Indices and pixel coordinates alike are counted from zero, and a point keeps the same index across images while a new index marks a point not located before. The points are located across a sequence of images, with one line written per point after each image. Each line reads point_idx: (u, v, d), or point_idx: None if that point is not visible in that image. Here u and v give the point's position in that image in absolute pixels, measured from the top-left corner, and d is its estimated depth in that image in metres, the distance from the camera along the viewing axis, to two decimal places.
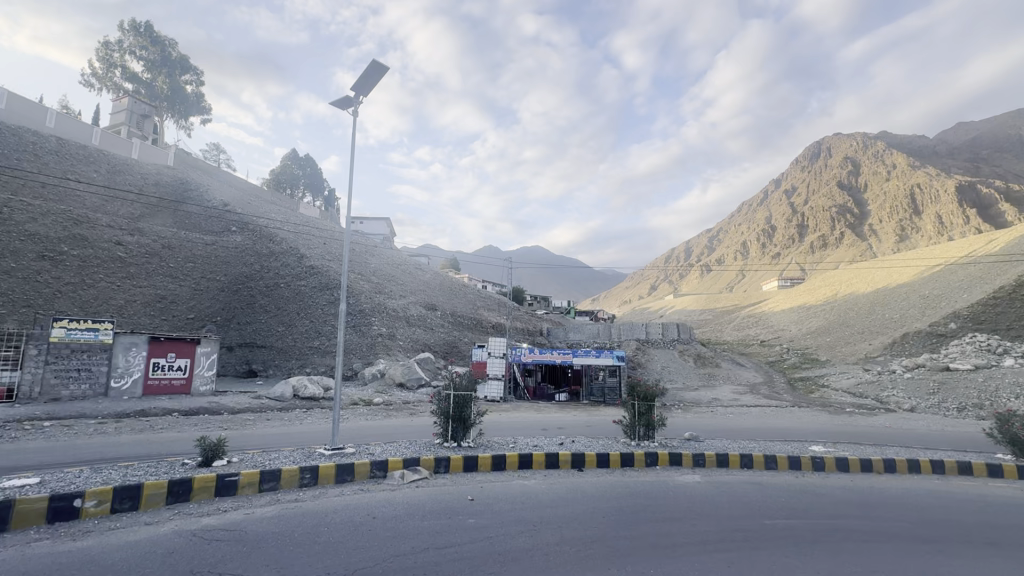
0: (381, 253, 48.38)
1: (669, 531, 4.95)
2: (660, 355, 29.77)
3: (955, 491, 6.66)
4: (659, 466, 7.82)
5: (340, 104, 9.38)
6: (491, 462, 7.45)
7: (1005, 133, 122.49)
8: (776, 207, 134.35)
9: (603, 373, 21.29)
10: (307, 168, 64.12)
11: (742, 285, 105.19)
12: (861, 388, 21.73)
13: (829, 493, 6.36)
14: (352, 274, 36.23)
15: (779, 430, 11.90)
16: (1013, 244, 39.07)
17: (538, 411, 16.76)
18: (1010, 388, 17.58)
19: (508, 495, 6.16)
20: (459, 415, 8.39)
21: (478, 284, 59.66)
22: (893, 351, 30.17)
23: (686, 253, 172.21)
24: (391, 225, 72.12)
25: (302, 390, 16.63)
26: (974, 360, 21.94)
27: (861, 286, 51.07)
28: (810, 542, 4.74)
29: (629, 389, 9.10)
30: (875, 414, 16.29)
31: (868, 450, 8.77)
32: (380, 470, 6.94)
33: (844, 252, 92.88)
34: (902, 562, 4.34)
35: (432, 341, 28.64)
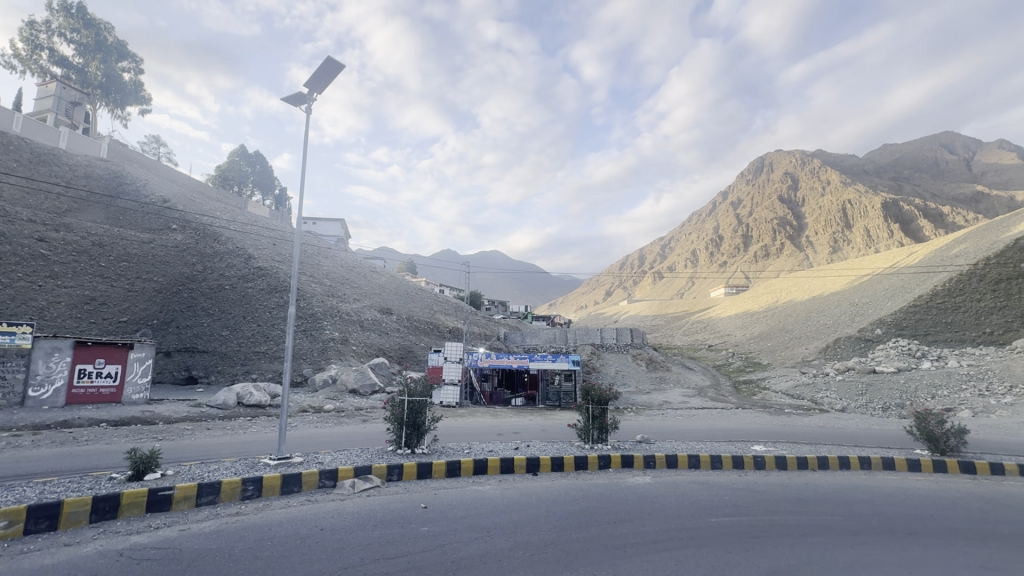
0: (334, 254, 47.02)
1: (621, 532, 5.04)
2: (614, 359, 30.50)
3: (879, 485, 7.20)
4: (612, 468, 7.99)
5: (292, 101, 9.06)
6: (445, 468, 7.36)
7: (923, 155, 134.31)
8: (723, 217, 140.74)
9: (559, 377, 21.55)
10: (256, 164, 61.51)
11: (691, 291, 109.43)
12: (798, 390, 23.14)
13: (768, 490, 6.71)
14: (302, 276, 35.09)
15: (725, 431, 12.43)
16: (930, 257, 42.67)
17: (493, 415, 16.73)
18: (927, 388, 19.23)
19: (463, 502, 6.09)
20: (414, 421, 8.24)
21: (435, 288, 59.10)
22: (827, 355, 32.25)
23: (639, 260, 177.41)
24: (346, 226, 70.36)
25: (246, 397, 15.78)
26: (897, 363, 23.88)
27: (799, 293, 54.40)
28: (750, 537, 4.98)
29: (583, 393, 9.25)
30: (811, 415, 17.39)
31: (804, 448, 9.30)
32: (329, 480, 6.71)
33: (783, 262, 98.51)
34: (831, 552, 4.63)
35: (387, 345, 28.07)
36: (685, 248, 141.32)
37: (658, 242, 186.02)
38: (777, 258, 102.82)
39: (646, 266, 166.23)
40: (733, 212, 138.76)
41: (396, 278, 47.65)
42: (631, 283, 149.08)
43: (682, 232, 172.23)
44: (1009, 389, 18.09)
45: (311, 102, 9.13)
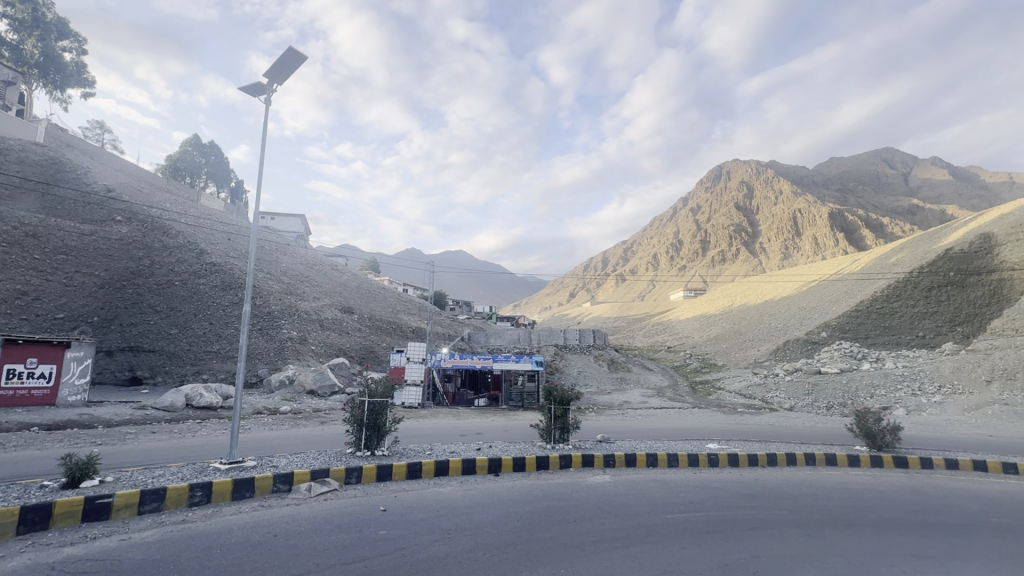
0: (294, 251, 45.59)
1: (580, 530, 5.12)
2: (576, 360, 30.91)
3: (823, 480, 7.59)
4: (573, 467, 8.08)
5: (250, 91, 8.73)
6: (406, 470, 7.26)
7: (867, 169, 142.84)
8: (683, 222, 145.10)
9: (522, 377, 21.64)
10: (211, 155, 58.78)
11: (652, 293, 112.33)
12: (750, 390, 24.17)
13: (721, 487, 6.97)
14: (259, 273, 33.89)
15: (681, 430, 12.80)
16: (871, 264, 45.42)
17: (456, 416, 16.62)
18: (867, 388, 20.44)
19: (424, 503, 6.03)
20: (375, 423, 8.08)
21: (398, 288, 58.22)
22: (777, 356, 33.79)
23: (603, 262, 180.83)
24: (307, 222, 68.31)
25: (196, 399, 15.06)
26: (840, 364, 25.30)
27: (753, 297, 56.78)
28: (703, 532, 5.16)
29: (546, 393, 9.33)
30: (761, 413, 18.20)
31: (754, 446, 9.72)
32: (284, 484, 6.49)
33: (738, 267, 102.47)
34: (777, 545, 4.85)
35: (347, 345, 27.41)
36: (646, 252, 144.87)
37: (621, 245, 190.00)
38: (733, 263, 106.85)
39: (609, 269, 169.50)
40: (692, 218, 143.35)
41: (359, 277, 46.61)
42: (594, 284, 151.58)
43: (644, 236, 176.47)
44: (938, 389, 19.45)
45: (271, 93, 8.81)
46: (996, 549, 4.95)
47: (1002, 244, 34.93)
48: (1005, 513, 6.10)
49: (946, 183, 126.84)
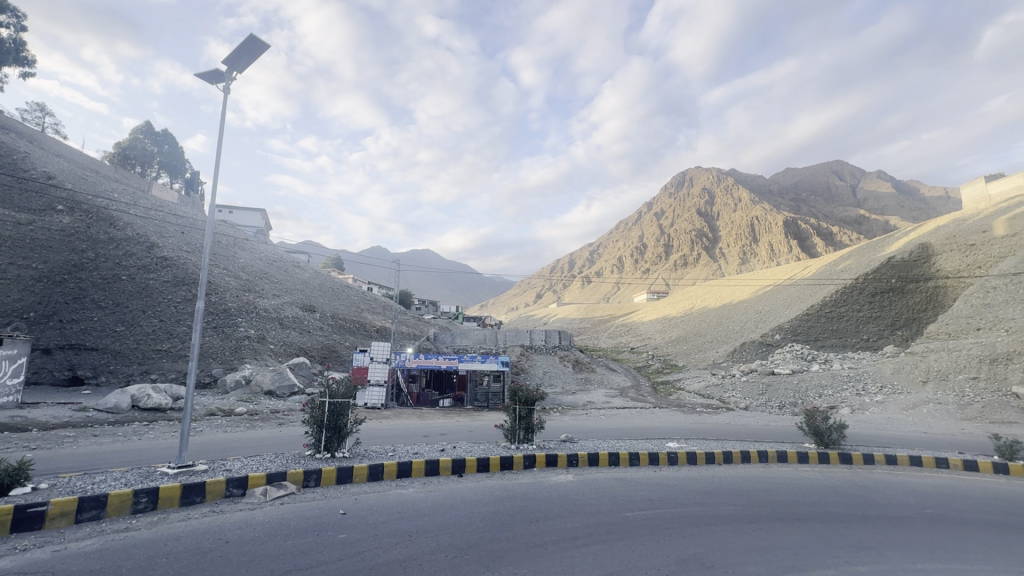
0: (252, 246, 43.99)
1: (542, 530, 5.15)
2: (542, 360, 31.11)
3: (775, 476, 7.92)
4: (537, 467, 8.13)
5: (208, 79, 8.37)
6: (367, 472, 7.12)
7: (819, 180, 150.25)
8: (647, 227, 148.56)
9: (488, 378, 21.59)
10: (164, 144, 55.92)
11: (616, 295, 114.51)
12: (708, 390, 24.99)
13: (679, 484, 7.16)
14: (215, 268, 32.53)
15: (642, 429, 13.09)
16: (821, 271, 47.75)
17: (420, 417, 16.43)
18: (816, 388, 21.47)
19: (385, 506, 5.92)
20: (335, 424, 7.88)
21: (363, 286, 57.09)
22: (734, 358, 35.05)
23: (569, 264, 183.07)
24: (267, 217, 66.04)
25: (143, 400, 14.29)
26: (792, 365, 26.49)
27: (713, 300, 58.75)
28: (662, 528, 5.28)
29: (511, 393, 9.34)
30: (718, 413, 18.86)
31: (711, 445, 10.04)
32: (237, 488, 6.23)
33: (699, 271, 105.79)
34: (731, 539, 5.01)
35: (308, 344, 26.64)
36: (612, 255, 147.56)
37: (587, 248, 192.73)
38: (693, 267, 110.24)
39: (575, 270, 171.67)
40: (656, 222, 146.95)
41: (321, 274, 45.41)
42: (561, 286, 153.19)
43: (610, 239, 179.58)
44: (880, 390, 20.63)
45: (230, 81, 8.46)
46: (930, 539, 5.28)
47: (938, 253, 37.33)
48: (936, 505, 6.54)
49: (889, 195, 134.80)
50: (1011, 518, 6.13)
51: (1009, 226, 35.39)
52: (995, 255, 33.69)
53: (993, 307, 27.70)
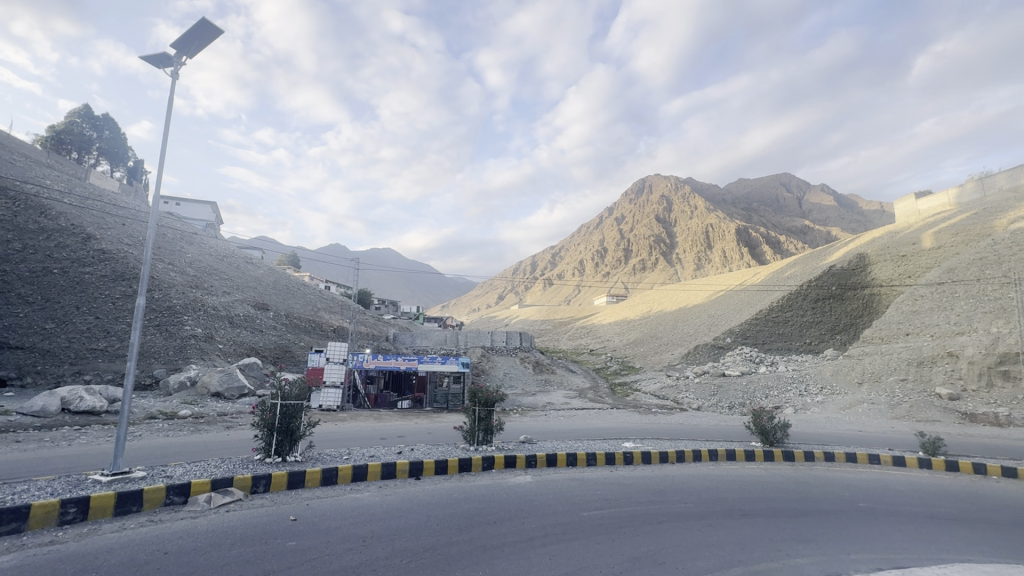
0: (201, 241, 41.86)
1: (499, 531, 5.16)
2: (502, 361, 31.12)
3: (724, 474, 8.22)
4: (495, 469, 8.12)
5: (154, 62, 7.90)
6: (320, 476, 6.89)
7: (769, 191, 157.90)
8: (608, 231, 151.67)
9: (448, 379, 21.40)
10: (104, 129, 52.36)
11: (577, 298, 116.17)
12: (663, 391, 25.76)
13: (634, 483, 7.32)
14: (159, 263, 30.78)
15: (599, 430, 13.35)
16: (769, 277, 50.19)
17: (377, 419, 16.10)
18: (763, 389, 22.50)
19: (338, 511, 5.74)
20: (287, 426, 7.59)
21: (320, 284, 55.44)
22: (688, 360, 36.27)
23: (532, 266, 184.40)
24: (218, 210, 63.02)
25: (74, 403, 13.30)
26: (741, 367, 27.72)
27: (669, 304, 60.65)
28: (617, 527, 5.40)
29: (470, 394, 9.30)
30: (672, 413, 19.49)
31: (664, 444, 10.34)
32: (178, 495, 5.90)
33: (656, 276, 108.91)
34: (682, 536, 5.18)
35: (260, 344, 25.59)
36: (573, 258, 149.61)
37: (549, 250, 194.58)
38: (651, 272, 113.49)
39: (537, 272, 173.13)
40: (617, 227, 150.15)
41: (275, 271, 43.75)
42: (523, 288, 154.05)
43: (572, 242, 182.01)
44: (820, 390, 21.86)
45: (179, 66, 8.04)
46: (862, 530, 5.65)
47: (874, 263, 39.91)
48: (868, 499, 6.98)
49: (831, 208, 143.30)
50: (932, 509, 6.64)
51: (935, 240, 38.32)
52: (923, 266, 36.36)
53: (921, 313, 29.90)
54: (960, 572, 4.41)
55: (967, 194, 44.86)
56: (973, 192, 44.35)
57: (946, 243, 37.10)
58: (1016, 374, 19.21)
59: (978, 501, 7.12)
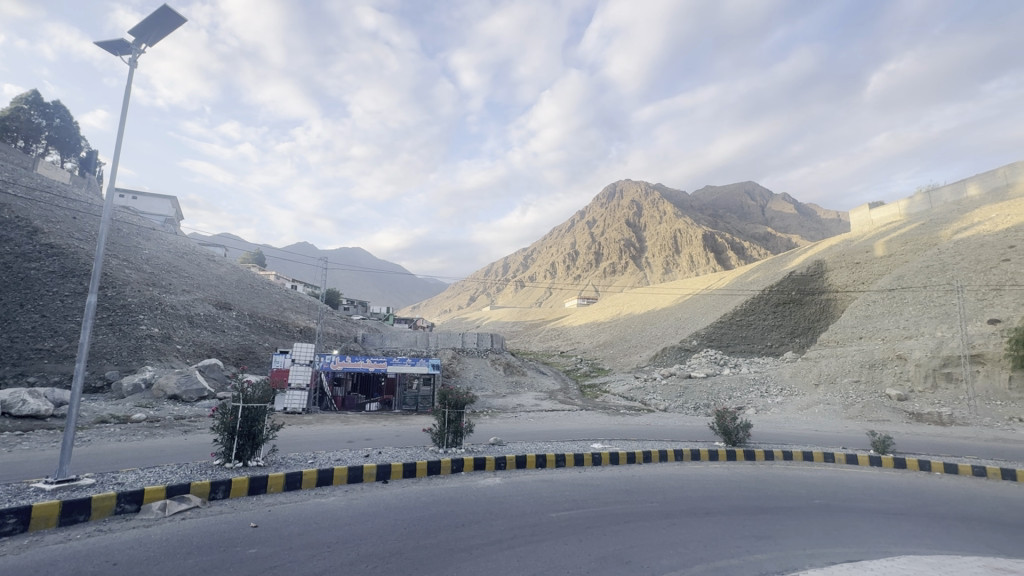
0: (159, 237, 40.11)
1: (468, 534, 5.13)
2: (473, 363, 30.97)
3: (689, 474, 8.41)
4: (464, 471, 8.07)
5: (111, 50, 7.54)
6: (284, 481, 6.69)
7: (734, 198, 162.89)
8: (580, 234, 153.35)
9: (416, 382, 21.08)
10: (55, 117, 49.60)
11: (549, 300, 116.93)
12: (632, 392, 26.20)
13: (602, 484, 7.41)
14: (112, 259, 29.32)
15: (568, 431, 13.45)
16: (734, 282, 51.80)
17: (344, 422, 15.76)
18: (727, 391, 23.18)
19: (301, 517, 5.59)
20: (249, 431, 7.34)
21: (286, 284, 53.94)
22: (656, 362, 37.05)
23: (504, 268, 184.52)
24: (178, 205, 60.56)
25: (16, 407, 12.50)
26: (706, 369, 28.48)
27: (638, 307, 61.77)
28: (585, 527, 5.45)
29: (440, 396, 9.22)
30: (641, 414, 19.86)
31: (631, 445, 10.50)
32: (130, 503, 5.62)
33: (627, 279, 110.76)
34: (647, 535, 5.28)
35: (222, 345, 24.69)
36: (545, 260, 150.62)
37: (521, 252, 195.08)
38: (621, 275, 115.33)
39: (509, 274, 173.44)
40: (588, 230, 151.93)
41: (239, 269, 42.33)
42: (494, 289, 154.05)
43: (543, 244, 183.07)
44: (780, 391, 22.68)
45: (138, 54, 7.69)
46: (817, 526, 5.88)
47: (830, 269, 41.71)
48: (823, 496, 7.28)
49: (792, 216, 149.11)
50: (880, 504, 6.98)
51: (887, 248, 40.38)
52: (875, 273, 38.22)
53: (873, 317, 31.41)
54: (905, 563, 4.64)
55: (915, 205, 47.48)
56: (921, 203, 46.99)
57: (896, 252, 39.14)
58: (957, 375, 20.46)
59: (923, 497, 7.52)
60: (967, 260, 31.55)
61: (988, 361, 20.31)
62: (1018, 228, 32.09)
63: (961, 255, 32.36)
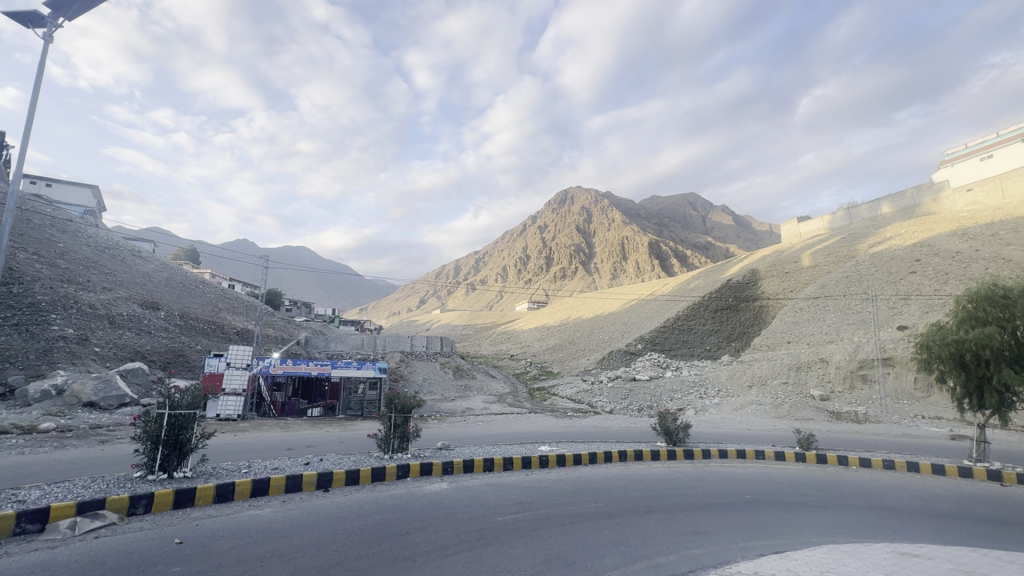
0: (77, 229, 36.68)
1: (412, 542, 5.02)
2: (422, 367, 30.43)
3: (632, 474, 8.66)
4: (410, 477, 7.88)
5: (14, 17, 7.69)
6: (214, 494, 6.26)
7: (679, 208, 170.20)
8: (532, 238, 154.88)
9: (363, 386, 20.50)
10: None
11: (499, 304, 117.28)
12: (579, 395, 26.75)
13: (549, 487, 7.48)
14: (19, 251, 26.47)
15: (516, 434, 13.50)
16: (677, 288, 54.05)
17: (283, 428, 15.06)
18: (669, 392, 24.12)
19: (231, 530, 5.26)
20: (176, 440, 6.83)
21: (223, 283, 50.94)
22: (603, 366, 38.02)
23: (455, 270, 183.39)
24: (100, 195, 55.77)
25: None
26: (650, 372, 29.51)
27: (586, 311, 63.17)
28: (530, 530, 5.46)
29: (387, 400, 8.98)
30: (587, 417, 20.26)
31: (578, 447, 10.68)
32: (32, 523, 5.07)
33: (576, 284, 113.01)
34: (593, 535, 5.38)
35: (147, 347, 22.89)
36: (497, 263, 150.97)
37: (473, 254, 194.42)
38: (571, 280, 117.55)
39: (461, 277, 172.55)
40: (540, 235, 153.83)
41: (169, 266, 39.45)
42: (445, 291, 152.69)
43: (495, 248, 183.30)
44: (717, 393, 23.86)
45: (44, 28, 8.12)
46: (746, 519, 6.23)
47: (764, 277, 44.42)
48: (753, 491, 7.73)
49: (730, 226, 157.76)
50: (804, 498, 7.48)
51: (813, 259, 43.53)
52: (802, 282, 41.08)
53: (800, 323, 33.71)
54: (825, 552, 5.00)
55: (838, 221, 51.53)
56: (842, 219, 51.06)
57: (821, 263, 42.28)
58: (871, 377, 22.34)
59: (839, 489, 8.15)
60: (880, 271, 34.59)
61: (897, 363, 22.31)
62: (923, 244, 35.53)
63: (876, 267, 35.43)
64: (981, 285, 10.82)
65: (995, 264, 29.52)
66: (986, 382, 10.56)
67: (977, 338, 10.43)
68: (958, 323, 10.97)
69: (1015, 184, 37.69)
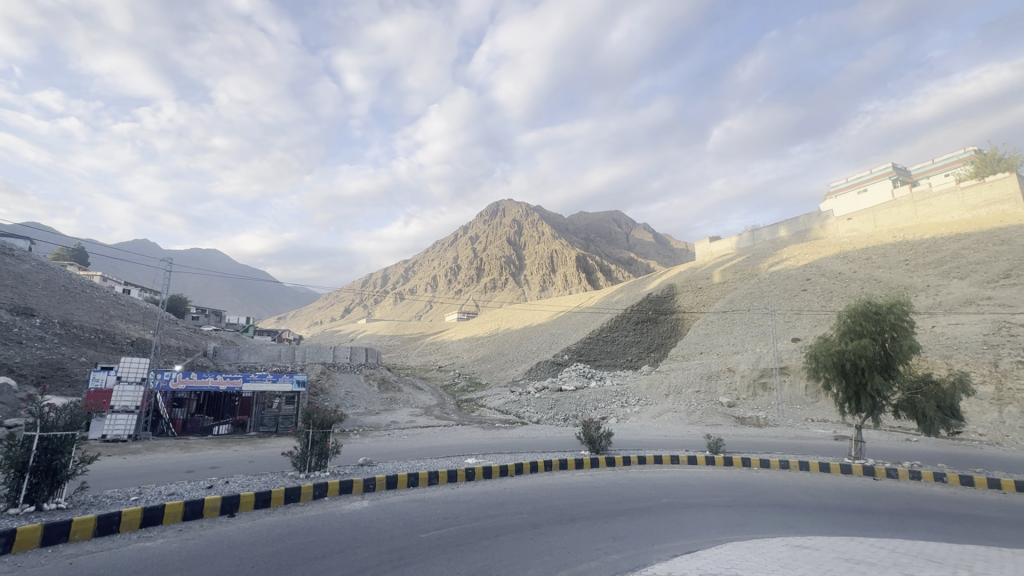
0: None
1: (328, 566, 4.73)
2: (344, 380, 28.96)
3: (557, 483, 8.83)
4: (328, 496, 7.46)
5: None
6: (95, 526, 5.52)
7: (604, 225, 178.19)
8: (463, 248, 154.49)
9: (279, 400, 19.28)
10: None
11: (429, 314, 115.48)
12: (507, 406, 26.90)
13: (474, 500, 7.40)
14: None
15: (443, 447, 13.25)
16: (602, 301, 56.25)
17: (184, 448, 13.70)
18: (593, 402, 24.93)
19: (113, 567, 4.65)
20: (49, 466, 5.98)
21: (116, 287, 45.64)
22: (530, 376, 38.60)
23: (383, 279, 178.30)
24: None
25: None
26: (575, 382, 30.41)
27: (516, 322, 63.88)
28: (455, 546, 5.36)
29: (304, 416, 8.44)
30: (515, 427, 20.39)
31: (503, 458, 10.70)
32: None
33: (506, 296, 114.07)
34: (518, 547, 5.38)
35: (18, 360, 19.94)
36: (427, 273, 148.74)
37: (402, 263, 190.20)
38: (502, 291, 118.57)
39: (389, 286, 168.16)
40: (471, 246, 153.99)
41: (48, 267, 34.72)
42: (372, 301, 147.86)
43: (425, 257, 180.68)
44: (637, 401, 25.01)
45: None
46: (661, 522, 6.57)
47: (680, 291, 47.47)
48: (668, 495, 8.15)
49: (650, 243, 167.35)
50: (715, 499, 8.03)
51: (722, 276, 47.23)
52: (712, 296, 44.40)
53: (711, 335, 36.37)
54: (731, 549, 5.36)
55: (743, 241, 56.40)
56: (747, 240, 55.98)
57: (730, 279, 45.98)
58: (770, 384, 24.56)
59: (744, 489, 8.84)
60: (778, 288, 38.25)
61: (791, 371, 24.65)
62: (813, 265, 39.85)
63: (775, 284, 39.15)
64: (858, 302, 12.27)
65: (869, 284, 33.75)
66: (862, 388, 11.99)
67: (855, 348, 11.88)
68: (840, 336, 12.38)
69: (885, 215, 43.40)
